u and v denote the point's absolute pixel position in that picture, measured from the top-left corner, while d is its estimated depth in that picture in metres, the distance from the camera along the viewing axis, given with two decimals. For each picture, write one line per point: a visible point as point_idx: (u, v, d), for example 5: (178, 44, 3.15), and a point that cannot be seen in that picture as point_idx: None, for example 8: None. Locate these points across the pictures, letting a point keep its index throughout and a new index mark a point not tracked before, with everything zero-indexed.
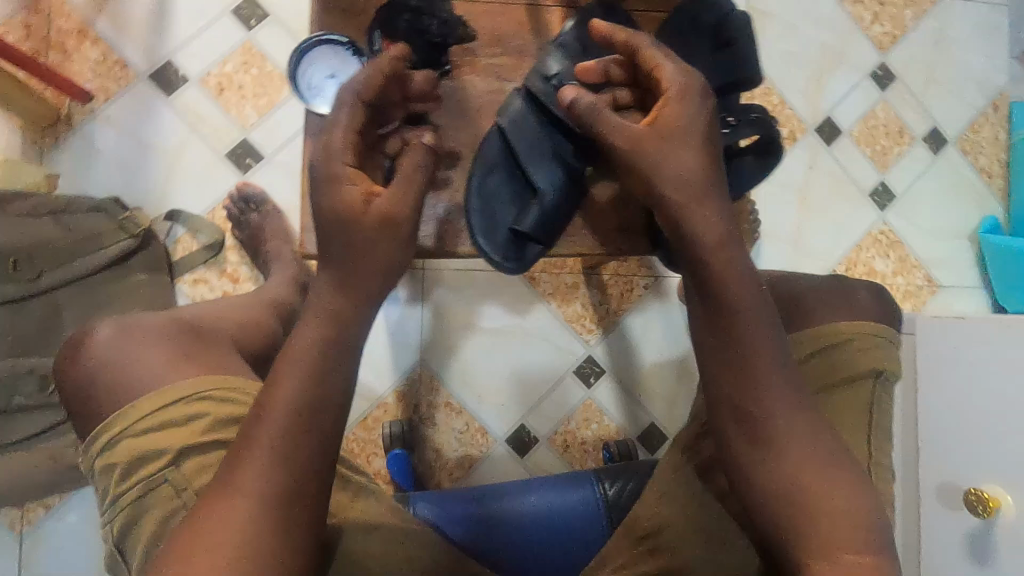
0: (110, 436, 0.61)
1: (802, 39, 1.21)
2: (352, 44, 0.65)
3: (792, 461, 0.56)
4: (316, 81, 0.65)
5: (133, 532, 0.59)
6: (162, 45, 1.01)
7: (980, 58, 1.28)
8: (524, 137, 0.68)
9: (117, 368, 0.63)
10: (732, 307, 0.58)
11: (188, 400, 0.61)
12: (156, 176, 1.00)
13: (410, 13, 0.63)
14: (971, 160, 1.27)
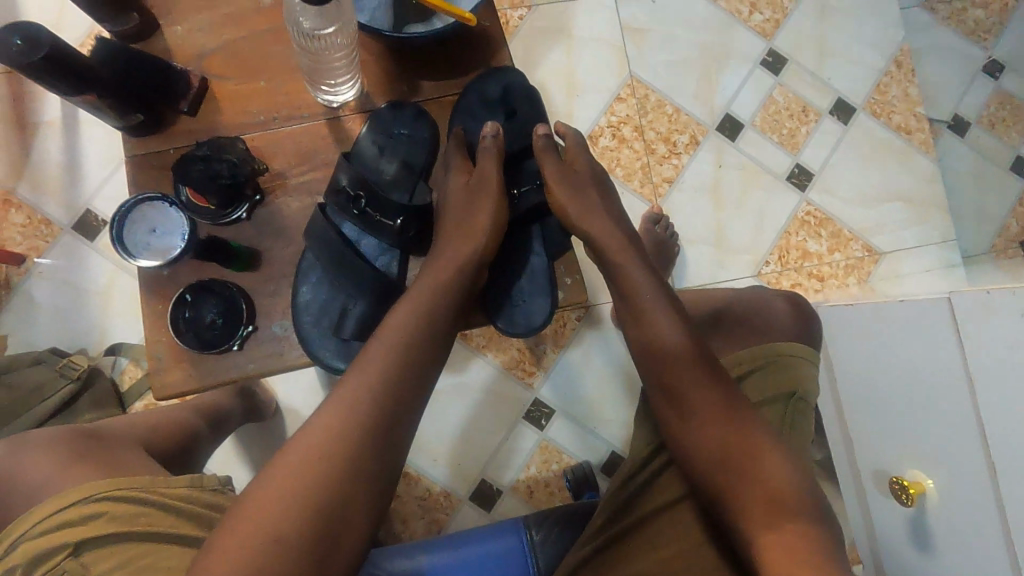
0: (8, 542, 0.60)
1: (683, 45, 1.23)
2: (165, 197, 0.72)
3: (730, 427, 0.64)
4: (142, 238, 0.72)
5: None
6: (78, 195, 1.09)
7: (870, 20, 1.27)
8: (327, 250, 0.69)
9: (18, 479, 0.64)
10: (652, 309, 0.71)
11: (89, 499, 0.60)
12: (92, 316, 1.07)
13: (200, 163, 0.66)
14: (884, 122, 1.25)
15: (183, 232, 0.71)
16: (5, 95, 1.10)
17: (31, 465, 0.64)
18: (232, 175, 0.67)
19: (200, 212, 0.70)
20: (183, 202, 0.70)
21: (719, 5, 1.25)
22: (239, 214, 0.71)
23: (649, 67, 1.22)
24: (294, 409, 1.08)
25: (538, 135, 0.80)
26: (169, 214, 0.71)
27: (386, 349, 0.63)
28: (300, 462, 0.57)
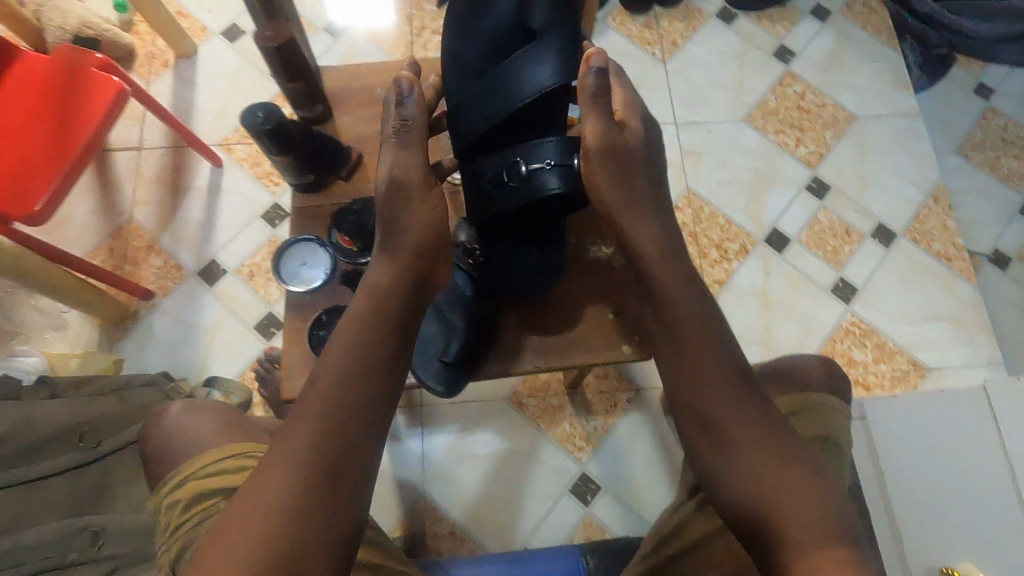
0: (179, 478, 0.75)
1: (735, 168, 1.40)
2: (318, 239, 0.87)
3: (755, 451, 0.64)
4: (293, 269, 0.86)
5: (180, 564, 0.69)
6: (208, 248, 1.29)
7: (907, 160, 1.42)
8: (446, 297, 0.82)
9: (183, 433, 0.79)
10: (674, 336, 0.71)
11: (244, 453, 0.76)
12: (199, 351, 1.22)
13: (355, 215, 0.84)
14: (925, 248, 1.35)
15: (328, 266, 0.85)
16: (168, 164, 1.34)
17: (197, 427, 0.79)
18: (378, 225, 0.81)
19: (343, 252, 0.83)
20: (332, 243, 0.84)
21: (769, 138, 1.43)
22: (373, 256, 0.83)
23: (705, 183, 1.38)
24: None
25: (593, 69, 0.71)
26: (317, 253, 0.86)
27: (348, 372, 0.65)
28: (272, 488, 0.59)
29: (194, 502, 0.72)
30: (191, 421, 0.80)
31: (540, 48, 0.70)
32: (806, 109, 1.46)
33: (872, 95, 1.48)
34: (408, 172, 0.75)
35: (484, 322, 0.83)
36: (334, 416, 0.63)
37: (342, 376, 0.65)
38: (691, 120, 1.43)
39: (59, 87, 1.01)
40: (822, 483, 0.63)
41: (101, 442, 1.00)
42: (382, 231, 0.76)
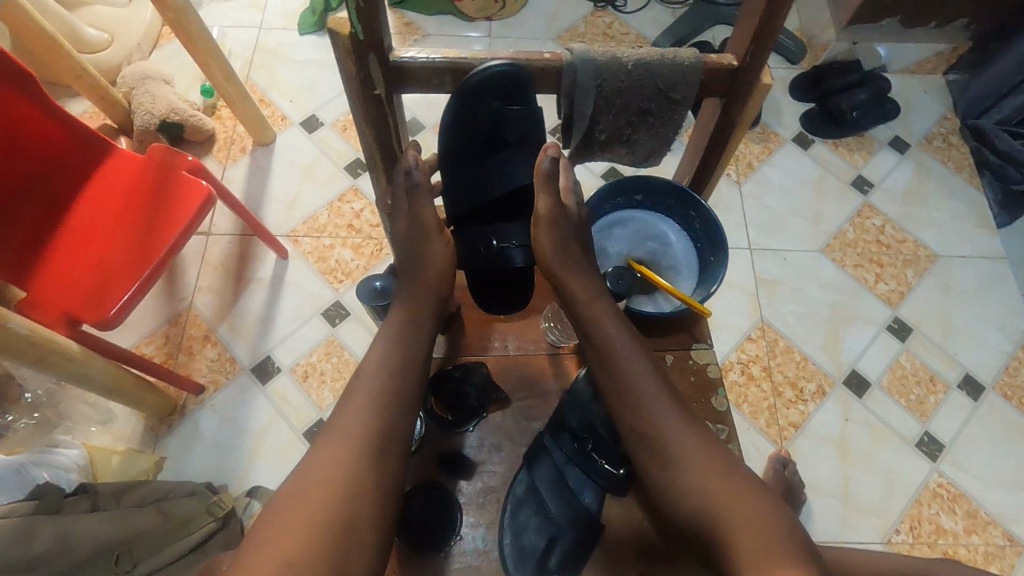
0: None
1: (812, 301, 1.34)
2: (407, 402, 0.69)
3: (691, 468, 0.59)
4: None
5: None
6: (265, 343, 1.25)
7: (993, 305, 1.36)
8: (551, 474, 0.64)
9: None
10: (607, 359, 0.65)
11: None
12: (243, 455, 1.16)
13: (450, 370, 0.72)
14: (1016, 405, 1.26)
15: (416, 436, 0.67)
16: (234, 252, 1.33)
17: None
18: (483, 397, 0.68)
19: (437, 421, 0.68)
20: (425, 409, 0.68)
21: (846, 271, 1.38)
22: (467, 430, 0.68)
23: (780, 314, 1.33)
24: None
25: (548, 157, 0.64)
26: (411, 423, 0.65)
27: (372, 398, 0.62)
28: (308, 509, 0.55)
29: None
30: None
31: (515, 158, 0.69)
32: (885, 243, 1.41)
33: (954, 234, 1.44)
34: (425, 213, 0.67)
35: (594, 523, 0.63)
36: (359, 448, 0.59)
37: (372, 410, 0.62)
38: (766, 247, 1.39)
39: (149, 199, 1.00)
40: (767, 496, 0.57)
41: (137, 564, 0.92)
42: (404, 280, 0.69)
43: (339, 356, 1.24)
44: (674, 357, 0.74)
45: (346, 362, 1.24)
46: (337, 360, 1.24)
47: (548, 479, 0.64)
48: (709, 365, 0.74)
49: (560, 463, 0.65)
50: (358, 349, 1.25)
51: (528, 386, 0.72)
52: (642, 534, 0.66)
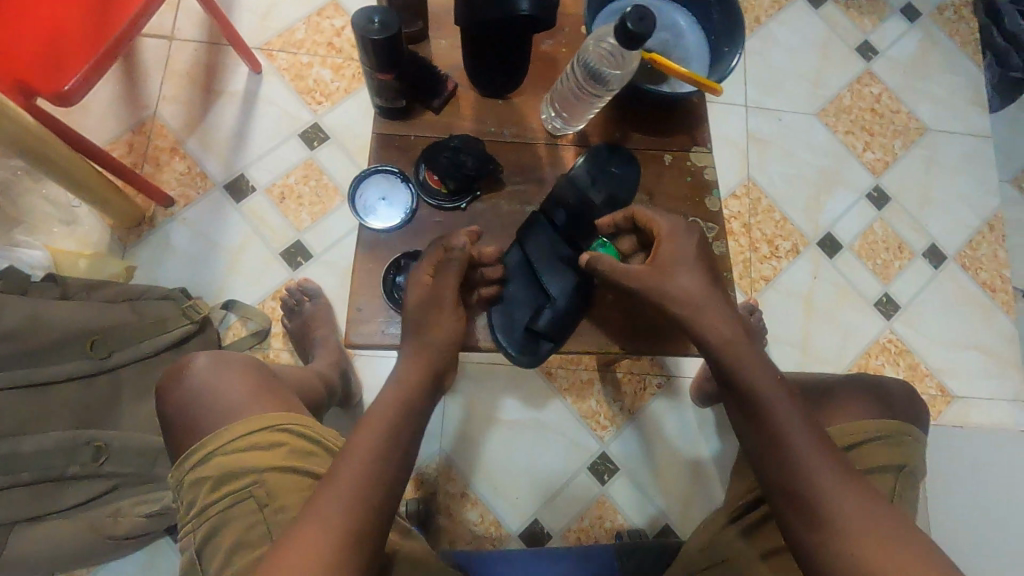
0: (208, 450, 0.67)
1: (799, 164, 1.34)
2: (402, 174, 0.70)
3: (850, 520, 0.51)
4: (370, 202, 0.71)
5: (209, 547, 0.64)
6: (239, 160, 1.19)
7: (969, 182, 1.39)
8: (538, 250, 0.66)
9: (214, 397, 0.71)
10: (754, 401, 0.58)
11: (271, 427, 0.68)
12: (218, 269, 1.14)
13: (451, 150, 0.67)
14: (972, 275, 1.33)
15: (408, 207, 0.69)
16: (203, 61, 1.22)
17: (231, 390, 0.71)
18: (477, 168, 0.66)
19: (430, 193, 0.68)
20: (418, 182, 0.68)
21: (837, 136, 1.37)
22: (460, 205, 0.68)
23: (768, 173, 1.33)
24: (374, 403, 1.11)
25: None
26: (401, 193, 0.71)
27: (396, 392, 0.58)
28: (333, 512, 0.50)
29: (223, 481, 0.65)
30: (224, 382, 0.72)
31: None
32: (879, 112, 1.40)
33: (948, 109, 1.43)
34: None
35: (585, 294, 0.66)
36: (389, 449, 0.54)
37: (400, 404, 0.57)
38: (763, 106, 1.36)
39: None
40: (909, 545, 0.50)
41: (113, 353, 0.94)
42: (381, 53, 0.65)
43: (318, 180, 1.19)
44: (672, 157, 0.73)
45: (324, 186, 1.19)
46: (315, 184, 1.19)
47: (543, 250, 0.66)
48: (706, 168, 0.73)
49: (545, 243, 0.66)
50: (337, 172, 1.20)
51: (523, 172, 0.70)
52: (629, 313, 0.68)
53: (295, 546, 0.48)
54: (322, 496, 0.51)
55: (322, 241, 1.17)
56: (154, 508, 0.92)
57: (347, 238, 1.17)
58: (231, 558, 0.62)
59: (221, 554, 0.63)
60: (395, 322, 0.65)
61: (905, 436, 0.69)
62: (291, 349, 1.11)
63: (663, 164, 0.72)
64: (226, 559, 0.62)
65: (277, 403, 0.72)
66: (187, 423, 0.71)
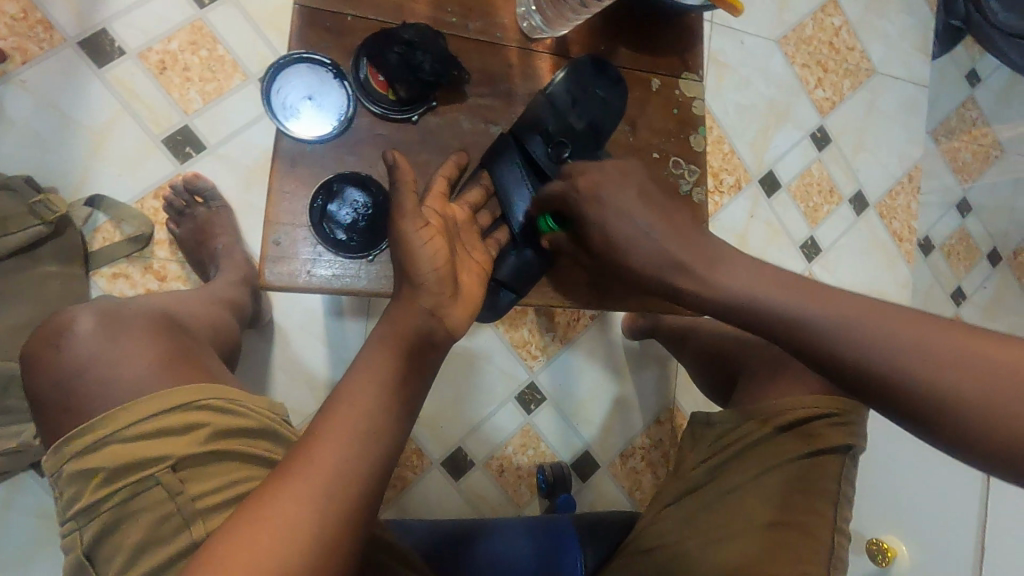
0: (97, 437, 0.55)
1: (754, 94, 1.28)
2: (335, 66, 0.55)
3: (937, 366, 0.42)
4: (292, 102, 0.57)
5: (105, 547, 0.54)
6: (98, 11, 0.91)
7: (900, 131, 1.42)
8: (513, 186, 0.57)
9: (105, 368, 0.59)
10: (760, 308, 0.49)
11: (185, 406, 0.57)
12: (75, 155, 0.90)
13: (403, 47, 0.53)
14: (886, 224, 1.40)
15: (343, 113, 0.55)
16: None
17: (129, 358, 0.60)
18: (436, 74, 0.53)
19: (373, 98, 0.54)
20: (356, 81, 0.54)
21: (795, 68, 1.32)
22: (411, 118, 0.56)
23: (723, 102, 1.26)
24: (284, 325, 0.98)
25: None
26: (335, 94, 0.56)
27: (380, 392, 0.47)
28: (275, 533, 0.40)
29: (120, 472, 0.54)
30: (118, 351, 0.60)
31: None
32: (836, 47, 1.36)
33: (895, 52, 1.42)
34: None
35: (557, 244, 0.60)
36: (369, 443, 0.45)
37: (387, 385, 0.47)
38: (728, 25, 1.26)
39: None
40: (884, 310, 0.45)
41: None
42: None
43: (211, 50, 0.95)
44: (660, 83, 0.62)
45: (219, 59, 0.96)
46: (207, 55, 0.95)
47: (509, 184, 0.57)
48: (695, 101, 0.64)
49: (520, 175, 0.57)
50: (237, 43, 0.96)
51: (490, 82, 0.58)
52: None
53: (246, 531, 0.40)
54: (263, 503, 0.42)
55: (219, 129, 0.95)
56: (10, 444, 0.77)
57: (250, 129, 0.96)
58: (138, 557, 0.53)
59: (124, 554, 0.54)
60: (324, 260, 0.53)
61: (860, 415, 0.69)
62: (180, 260, 0.93)
63: (649, 90, 0.62)
64: (132, 557, 0.54)
65: (186, 375, 0.61)
66: (65, 396, 0.58)
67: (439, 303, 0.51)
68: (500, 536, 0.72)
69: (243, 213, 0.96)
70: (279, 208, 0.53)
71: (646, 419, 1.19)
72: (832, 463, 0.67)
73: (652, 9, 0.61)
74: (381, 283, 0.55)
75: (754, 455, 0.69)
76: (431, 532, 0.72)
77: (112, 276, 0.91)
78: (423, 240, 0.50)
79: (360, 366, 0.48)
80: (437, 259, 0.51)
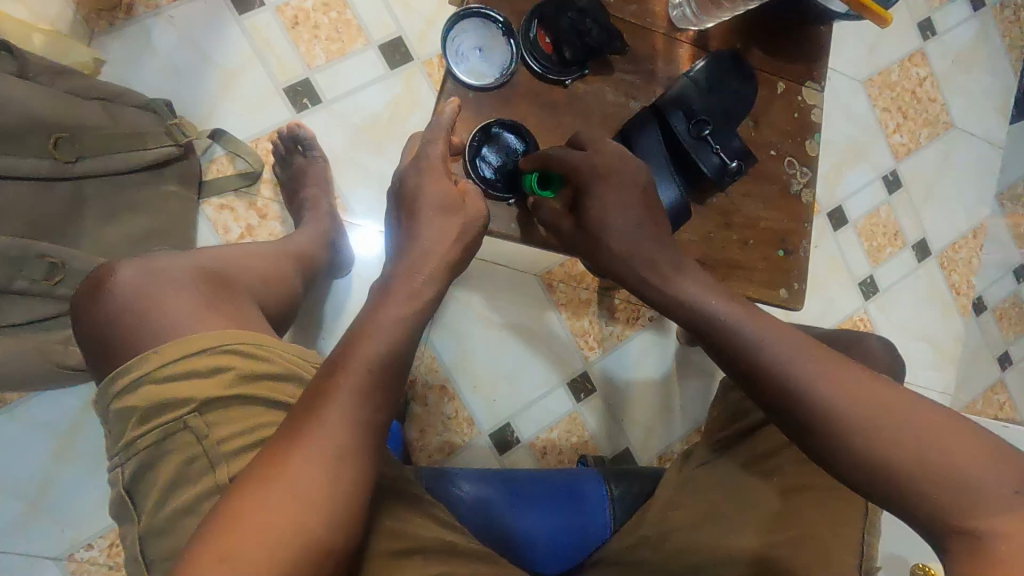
0: (130, 378, 0.59)
1: (833, 130, 1.32)
2: (507, 23, 0.61)
3: (902, 436, 0.45)
4: (463, 50, 0.62)
5: (142, 482, 0.58)
6: None
7: (971, 187, 1.44)
8: (648, 149, 0.60)
9: (143, 314, 0.62)
10: (752, 357, 0.53)
11: (209, 351, 0.60)
12: (204, 90, 0.96)
13: (576, 12, 0.59)
14: (946, 275, 1.41)
15: (505, 68, 0.61)
16: None
17: (168, 302, 0.63)
18: (599, 42, 0.59)
19: (537, 57, 0.60)
20: (525, 39, 0.60)
21: (875, 111, 1.35)
22: (565, 80, 0.61)
23: None
24: (365, 278, 1.03)
25: None
26: (501, 49, 0.61)
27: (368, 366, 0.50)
28: (280, 495, 0.44)
29: (152, 413, 0.58)
30: (159, 295, 0.64)
31: None
32: (919, 96, 1.39)
33: (976, 110, 1.45)
34: None
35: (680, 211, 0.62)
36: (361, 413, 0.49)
37: (399, 334, 0.52)
38: None
39: None
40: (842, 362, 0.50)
41: (81, 159, 0.79)
42: None
43: (340, 13, 1.02)
44: (784, 87, 0.66)
45: (347, 22, 1.02)
46: (336, 17, 1.02)
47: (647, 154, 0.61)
48: (814, 108, 0.67)
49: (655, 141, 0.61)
50: (365, 9, 1.03)
51: (635, 61, 0.62)
52: None
53: (246, 493, 0.44)
54: (266, 472, 0.45)
55: (336, 86, 1.01)
56: None
57: (364, 90, 1.02)
58: (170, 493, 0.57)
59: (158, 490, 0.58)
60: None
61: None
62: (282, 201, 0.99)
63: (774, 93, 0.66)
64: (165, 494, 0.57)
65: (215, 320, 0.64)
66: (110, 337, 0.63)
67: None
68: (525, 480, 0.76)
69: (344, 166, 1.02)
70: (432, 146, 0.58)
71: (687, 425, 1.21)
72: None
73: (785, 17, 0.65)
74: (510, 227, 0.62)
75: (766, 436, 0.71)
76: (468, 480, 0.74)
77: (220, 207, 0.97)
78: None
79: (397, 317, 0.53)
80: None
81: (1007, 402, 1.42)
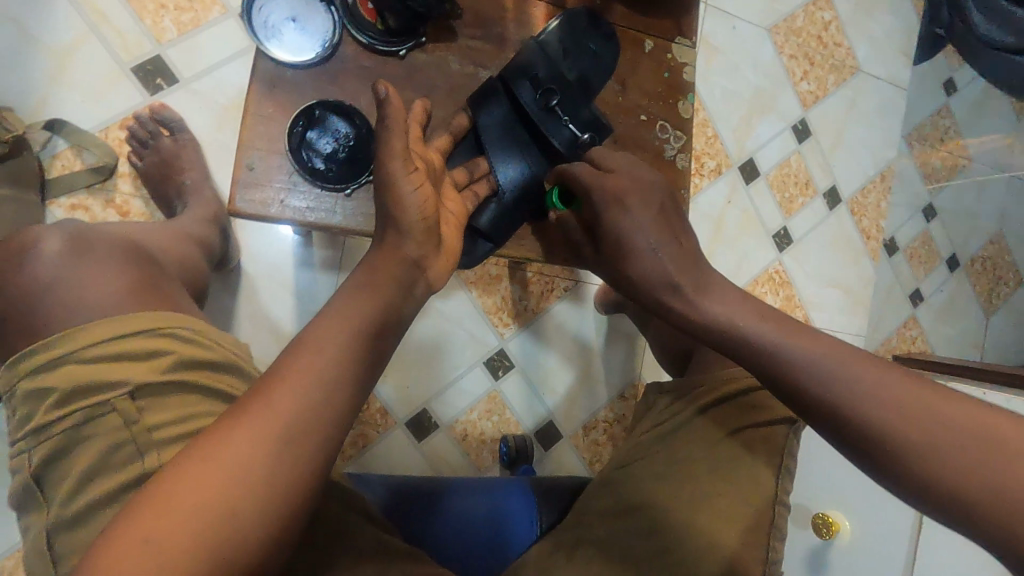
0: (51, 356, 0.48)
1: (741, 80, 1.29)
2: None
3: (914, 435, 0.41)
4: (275, 23, 0.60)
5: (57, 468, 0.47)
6: None
7: (877, 131, 1.46)
8: (496, 125, 0.60)
9: (67, 292, 0.52)
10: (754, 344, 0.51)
11: (149, 332, 0.50)
12: (34, 75, 0.85)
13: None
14: (856, 221, 1.43)
15: (327, 40, 0.57)
16: None
17: (94, 282, 0.53)
18: (427, 5, 0.55)
19: (362, 28, 0.57)
20: (345, 7, 0.57)
21: (782, 58, 1.33)
22: (398, 51, 0.58)
23: (711, 86, 1.26)
24: (249, 272, 0.95)
25: None
26: (316, 21, 0.59)
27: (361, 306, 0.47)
28: (274, 423, 0.41)
29: (77, 393, 0.47)
30: (85, 275, 0.53)
31: None
32: (824, 41, 1.38)
33: (879, 52, 1.45)
34: None
35: (531, 189, 0.61)
36: (358, 348, 0.46)
37: (369, 285, 0.49)
38: (720, 6, 1.27)
39: None
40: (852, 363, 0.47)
41: None
42: None
43: None
44: (653, 45, 0.66)
45: None
46: None
47: (492, 129, 0.59)
48: (687, 65, 0.68)
49: (502, 115, 0.60)
50: None
51: (482, 26, 0.61)
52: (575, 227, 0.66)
53: (239, 429, 0.41)
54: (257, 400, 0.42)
55: (192, 62, 0.91)
56: None
57: (227, 65, 0.92)
58: (82, 488, 0.46)
59: (71, 481, 0.46)
60: (298, 192, 0.55)
61: None
62: (145, 196, 0.89)
63: (641, 51, 0.66)
64: (76, 489, 0.46)
65: (162, 306, 0.54)
66: (26, 313, 0.51)
67: (426, 253, 0.52)
68: (455, 495, 0.66)
69: (212, 150, 0.92)
70: (261, 134, 0.55)
71: (611, 392, 1.20)
72: (778, 436, 0.61)
73: None
74: (352, 219, 0.56)
75: (693, 424, 0.64)
76: (391, 489, 0.67)
77: (70, 207, 0.86)
78: (414, 186, 0.50)
79: (337, 307, 0.47)
80: (426, 209, 0.51)
81: (917, 338, 1.46)
